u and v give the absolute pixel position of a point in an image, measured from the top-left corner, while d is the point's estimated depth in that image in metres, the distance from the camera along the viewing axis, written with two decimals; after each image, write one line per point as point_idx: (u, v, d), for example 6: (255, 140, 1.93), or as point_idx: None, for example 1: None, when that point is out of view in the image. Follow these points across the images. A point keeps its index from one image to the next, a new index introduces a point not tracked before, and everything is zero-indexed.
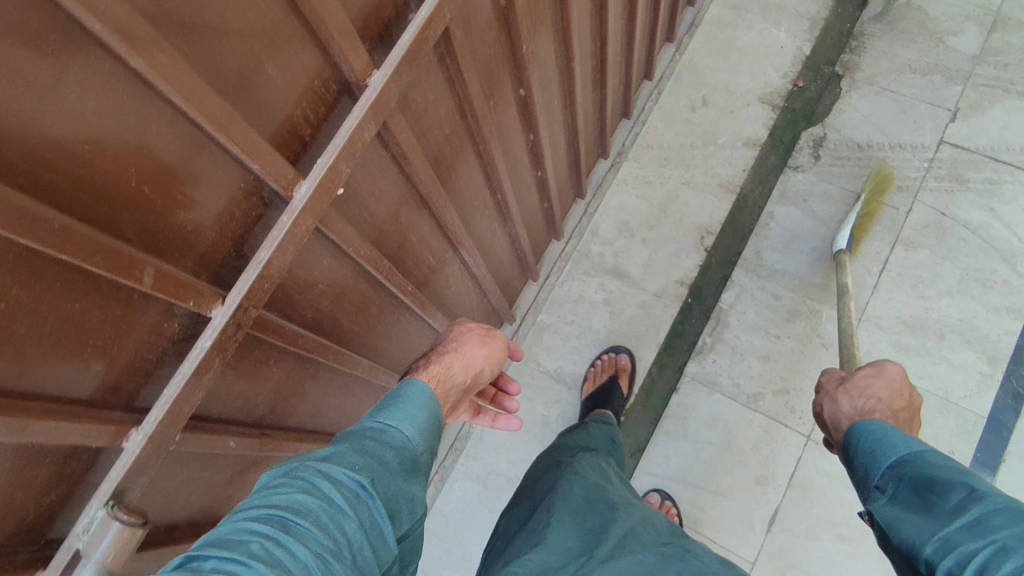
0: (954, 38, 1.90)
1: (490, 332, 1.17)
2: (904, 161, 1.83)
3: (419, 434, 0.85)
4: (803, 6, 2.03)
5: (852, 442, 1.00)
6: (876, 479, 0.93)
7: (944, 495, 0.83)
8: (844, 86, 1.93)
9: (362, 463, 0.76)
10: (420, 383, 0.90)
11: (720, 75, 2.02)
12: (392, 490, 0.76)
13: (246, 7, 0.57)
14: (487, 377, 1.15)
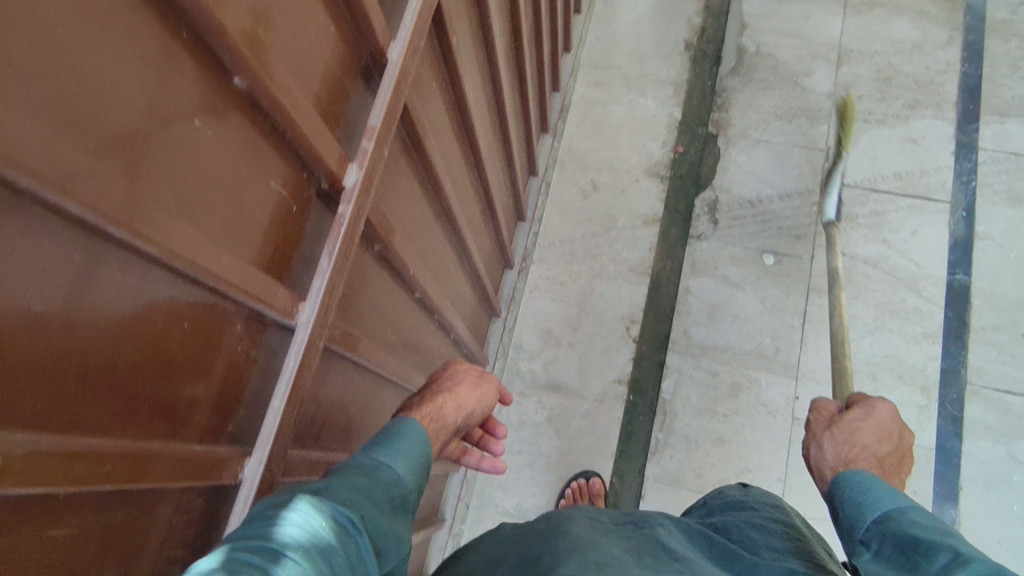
0: (807, 80, 1.97)
1: (484, 375, 1.13)
2: (795, 210, 1.86)
3: (410, 475, 0.81)
4: (662, 71, 2.04)
5: (841, 496, 0.94)
6: (862, 534, 0.86)
7: (928, 556, 0.74)
8: (722, 144, 1.95)
9: (353, 498, 0.70)
10: (412, 422, 0.87)
11: (602, 155, 1.99)
12: (379, 529, 0.70)
13: (57, 556, 0.50)
14: (476, 420, 1.10)
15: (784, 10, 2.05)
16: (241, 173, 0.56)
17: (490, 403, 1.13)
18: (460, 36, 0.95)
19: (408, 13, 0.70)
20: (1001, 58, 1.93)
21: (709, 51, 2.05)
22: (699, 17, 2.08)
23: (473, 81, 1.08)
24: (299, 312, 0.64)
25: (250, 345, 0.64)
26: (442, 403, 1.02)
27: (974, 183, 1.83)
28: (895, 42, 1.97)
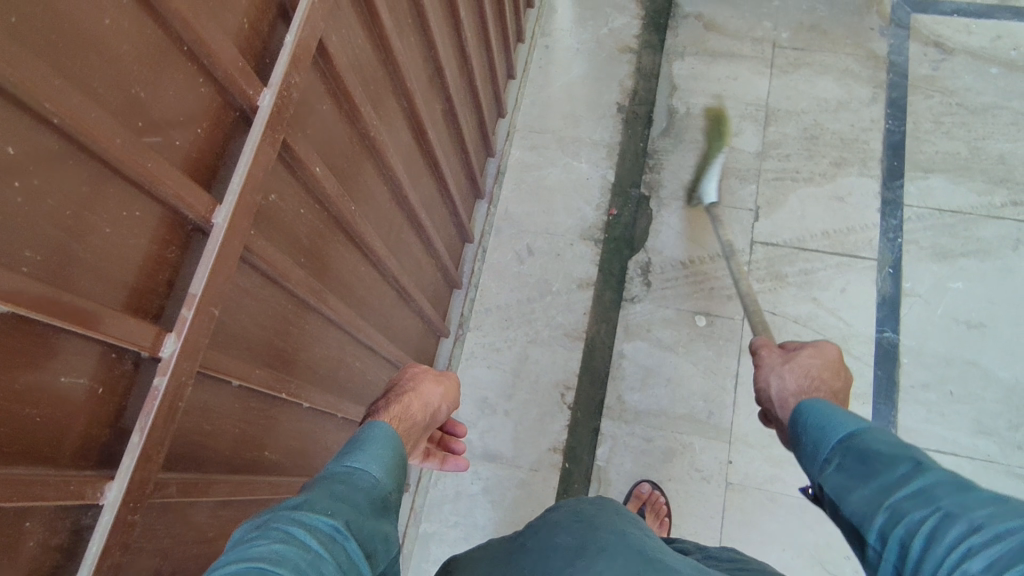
0: (735, 139, 2.01)
1: (445, 374, 1.27)
2: (726, 270, 1.88)
3: (385, 475, 0.96)
4: (595, 133, 2.08)
5: (797, 420, 0.98)
6: (824, 453, 0.92)
7: (892, 467, 0.84)
8: (654, 206, 1.97)
9: (335, 509, 0.85)
10: (382, 425, 1.02)
11: (537, 219, 2.00)
12: (365, 530, 0.86)
13: None
14: (443, 415, 1.24)
15: (712, 71, 2.10)
16: (13, 386, 0.54)
17: (453, 396, 1.28)
18: (326, 161, 0.97)
19: (235, 175, 0.71)
20: (924, 113, 1.97)
21: (641, 112, 2.09)
22: (630, 80, 2.13)
23: (357, 192, 1.10)
24: (104, 494, 0.63)
25: (49, 534, 0.60)
26: (408, 402, 1.16)
27: (900, 240, 1.85)
28: (821, 100, 2.02)
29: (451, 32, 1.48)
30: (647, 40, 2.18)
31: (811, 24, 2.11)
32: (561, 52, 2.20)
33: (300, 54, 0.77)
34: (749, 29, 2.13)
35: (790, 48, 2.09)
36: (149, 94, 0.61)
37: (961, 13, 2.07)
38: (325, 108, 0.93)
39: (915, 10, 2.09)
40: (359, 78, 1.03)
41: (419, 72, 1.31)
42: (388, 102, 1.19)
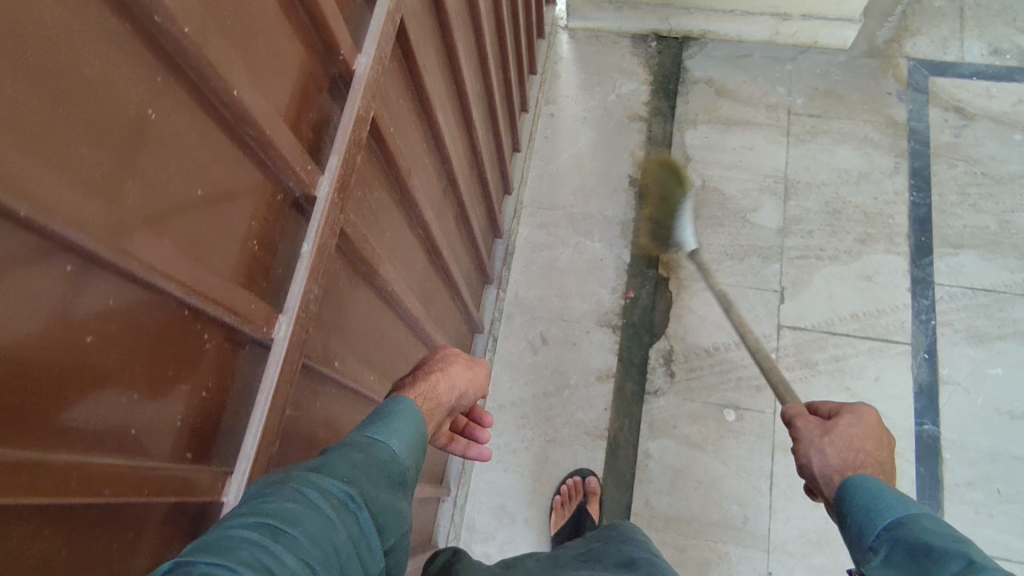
0: (755, 215, 1.91)
1: (474, 360, 1.11)
2: (754, 357, 1.78)
3: (407, 449, 0.77)
4: (607, 209, 1.97)
5: (845, 494, 0.95)
6: (870, 539, 0.88)
7: (944, 566, 0.78)
8: (673, 288, 1.87)
9: (352, 475, 0.68)
10: (409, 400, 0.84)
11: (550, 305, 1.88)
12: (381, 505, 0.69)
13: None
14: (468, 402, 1.08)
15: (727, 140, 2.00)
16: None
17: (481, 384, 1.13)
18: (341, 337, 0.83)
19: (248, 436, 0.63)
20: (949, 183, 1.89)
21: (655, 186, 1.98)
22: (641, 150, 2.03)
23: (374, 350, 0.97)
24: None
25: None
26: (434, 381, 1.00)
27: (933, 321, 1.77)
28: (841, 171, 1.93)
29: (462, 134, 1.36)
30: (656, 107, 2.07)
31: (826, 88, 2.03)
32: (566, 121, 2.09)
33: (317, 261, 0.66)
34: (762, 94, 2.04)
35: (805, 115, 2.00)
36: (147, 365, 0.53)
37: (980, 75, 2.00)
38: (342, 283, 0.80)
39: (933, 72, 2.01)
40: (376, 228, 0.90)
41: (433, 189, 1.18)
42: (405, 234, 1.06)
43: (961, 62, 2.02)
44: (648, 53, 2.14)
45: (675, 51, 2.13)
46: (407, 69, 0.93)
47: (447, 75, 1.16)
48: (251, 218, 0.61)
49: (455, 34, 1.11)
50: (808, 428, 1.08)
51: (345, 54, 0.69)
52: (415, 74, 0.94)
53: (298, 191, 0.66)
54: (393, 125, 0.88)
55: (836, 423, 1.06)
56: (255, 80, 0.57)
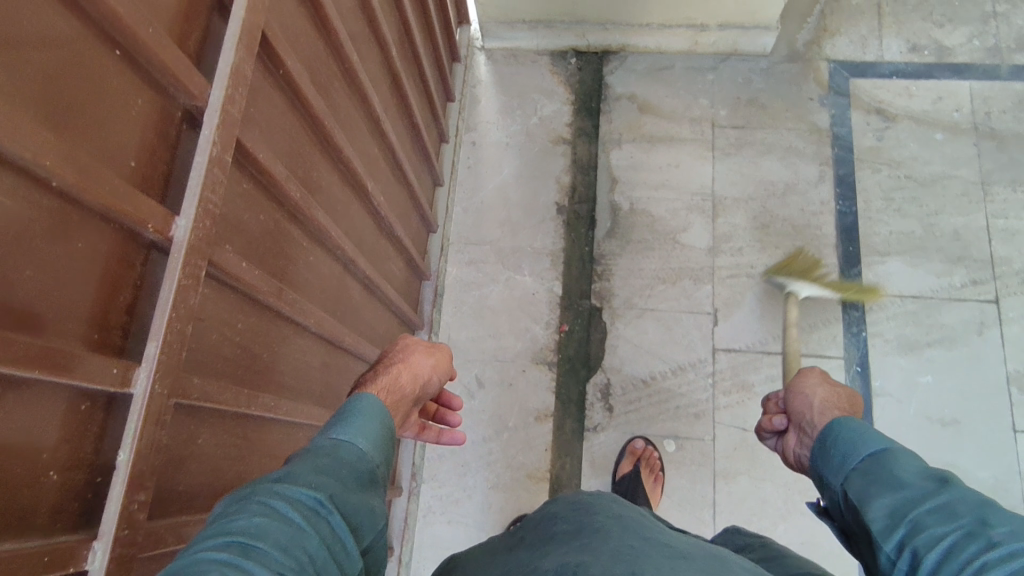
0: (685, 236, 1.89)
1: (435, 346, 1.25)
2: (690, 384, 1.76)
3: (371, 449, 0.89)
4: (535, 240, 1.92)
5: (831, 434, 0.98)
6: (852, 464, 0.92)
7: (918, 483, 0.83)
8: (607, 318, 1.84)
9: (319, 480, 0.78)
10: (368, 398, 0.94)
11: (484, 345, 1.85)
12: (350, 505, 0.79)
13: None
14: (435, 385, 1.23)
15: (652, 159, 1.96)
16: None
17: (446, 367, 1.28)
18: (211, 490, 0.79)
19: None
20: (874, 190, 1.88)
21: (583, 212, 1.94)
22: (567, 175, 1.98)
23: (263, 478, 0.92)
24: None
25: None
26: (397, 374, 1.13)
27: (864, 332, 1.77)
28: (767, 184, 1.91)
29: (364, 203, 1.28)
30: (580, 127, 2.02)
31: (748, 97, 1.99)
32: (489, 148, 2.03)
33: (140, 468, 0.59)
34: (685, 108, 2.00)
35: (729, 127, 1.97)
36: None
37: (900, 74, 1.98)
38: (202, 439, 0.75)
39: (854, 74, 1.99)
40: (244, 361, 0.84)
41: (326, 278, 1.12)
42: (292, 342, 0.99)
43: (881, 61, 2.00)
44: (568, 70, 2.07)
45: (596, 67, 2.06)
46: (263, 184, 0.85)
47: (330, 160, 1.09)
48: (40, 453, 0.55)
49: (330, 118, 1.02)
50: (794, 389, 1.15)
51: (154, 225, 0.61)
52: (273, 187, 0.87)
53: (106, 392, 0.59)
54: (245, 254, 0.81)
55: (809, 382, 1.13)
56: (13, 309, 0.50)
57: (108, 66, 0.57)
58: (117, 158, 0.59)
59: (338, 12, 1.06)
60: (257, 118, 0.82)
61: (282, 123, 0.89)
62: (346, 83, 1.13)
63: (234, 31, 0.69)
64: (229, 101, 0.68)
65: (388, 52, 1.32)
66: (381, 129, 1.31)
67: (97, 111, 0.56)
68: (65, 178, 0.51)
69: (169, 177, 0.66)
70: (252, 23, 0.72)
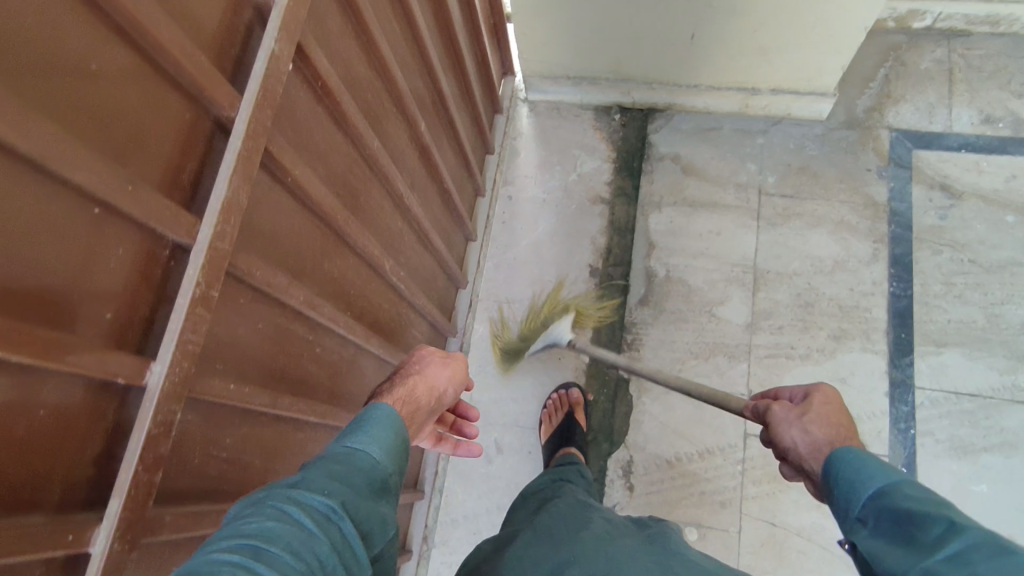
0: (722, 308, 1.80)
1: (451, 354, 1.21)
2: (718, 469, 1.67)
3: (390, 458, 0.84)
4: (566, 303, 1.87)
5: (829, 469, 0.86)
6: (855, 511, 0.81)
7: (925, 528, 0.74)
8: (634, 391, 1.77)
9: (332, 487, 0.74)
10: (385, 407, 0.89)
11: (505, 409, 1.82)
12: (363, 514, 0.75)
13: None
14: (449, 397, 1.17)
15: (693, 225, 1.89)
16: None
17: (460, 377, 1.22)
18: None
19: None
20: (932, 273, 1.75)
21: (616, 275, 1.87)
22: (603, 236, 1.92)
23: None
24: None
25: None
26: (413, 386, 1.09)
27: (913, 430, 1.64)
28: (814, 259, 1.81)
29: (382, 282, 1.27)
30: (619, 187, 1.96)
31: (800, 165, 1.90)
32: (525, 203, 1.99)
33: None
34: (731, 173, 1.92)
35: (777, 195, 1.88)
36: None
37: (969, 147, 1.84)
38: (176, 566, 0.75)
39: (917, 145, 1.86)
40: (233, 474, 0.83)
41: (336, 365, 1.11)
42: (292, 440, 0.98)
43: (949, 132, 1.87)
44: (611, 126, 2.02)
45: (640, 124, 2.01)
46: (261, 294, 0.84)
47: (344, 248, 1.07)
48: None
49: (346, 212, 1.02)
50: (783, 410, 0.98)
51: (125, 376, 0.60)
52: (276, 296, 0.86)
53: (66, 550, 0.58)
54: (236, 372, 0.81)
55: (811, 402, 0.96)
56: None
57: (84, 226, 0.57)
58: (93, 313, 0.59)
59: (360, 103, 1.05)
60: (257, 231, 0.81)
61: (288, 230, 0.89)
62: (366, 170, 1.11)
63: (228, 164, 0.68)
64: (218, 237, 0.67)
65: (417, 127, 1.31)
66: (404, 205, 1.29)
67: (70, 271, 0.56)
68: (24, 359, 0.51)
69: (152, 316, 0.65)
70: (252, 150, 0.70)
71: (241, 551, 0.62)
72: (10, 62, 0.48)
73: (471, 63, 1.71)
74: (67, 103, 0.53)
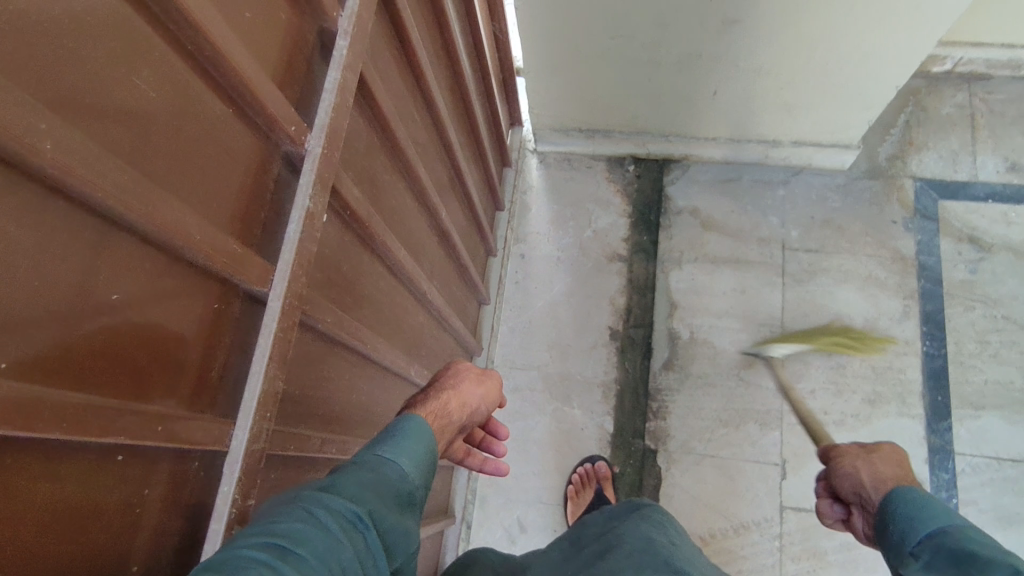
0: (750, 372, 1.73)
1: (486, 373, 1.16)
2: (755, 545, 1.60)
3: (421, 471, 0.78)
4: (587, 368, 1.79)
5: (886, 505, 0.92)
6: (912, 546, 0.84)
7: (987, 572, 0.73)
8: (662, 462, 1.69)
9: (362, 493, 0.67)
10: (416, 419, 0.81)
11: (527, 484, 1.74)
12: (388, 526, 0.68)
13: None
14: (481, 414, 1.14)
15: (715, 283, 1.81)
16: None
17: (495, 395, 1.19)
18: None
19: None
20: (966, 330, 1.69)
21: (638, 337, 1.80)
22: (622, 296, 1.84)
23: None
24: None
25: None
26: (446, 401, 1.05)
27: (955, 500, 1.58)
28: (844, 318, 1.74)
29: (405, 386, 1.17)
30: (637, 242, 1.88)
31: (823, 218, 1.83)
32: (539, 262, 1.91)
33: None
34: (752, 226, 1.85)
35: (801, 250, 1.81)
36: None
37: (996, 197, 1.79)
38: None
39: (942, 195, 1.81)
40: None
41: None
42: None
43: (974, 181, 1.82)
44: (626, 178, 1.95)
45: (655, 175, 1.93)
46: (293, 459, 0.74)
47: (370, 368, 0.98)
48: None
49: (373, 336, 0.92)
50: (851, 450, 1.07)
51: None
52: (306, 458, 0.76)
53: None
54: None
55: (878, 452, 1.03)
56: None
57: (102, 476, 0.48)
58: (119, 565, 0.50)
59: (383, 213, 0.95)
60: (288, 395, 0.71)
61: (317, 377, 0.79)
62: (391, 279, 1.02)
63: (264, 351, 0.59)
64: (255, 439, 0.58)
65: (437, 215, 1.22)
66: (425, 300, 1.20)
67: (93, 530, 0.48)
68: None
69: (182, 539, 0.57)
70: (288, 327, 0.62)
71: (272, 547, 0.54)
72: (31, 328, 0.40)
73: (483, 124, 1.62)
74: (96, 343, 0.45)
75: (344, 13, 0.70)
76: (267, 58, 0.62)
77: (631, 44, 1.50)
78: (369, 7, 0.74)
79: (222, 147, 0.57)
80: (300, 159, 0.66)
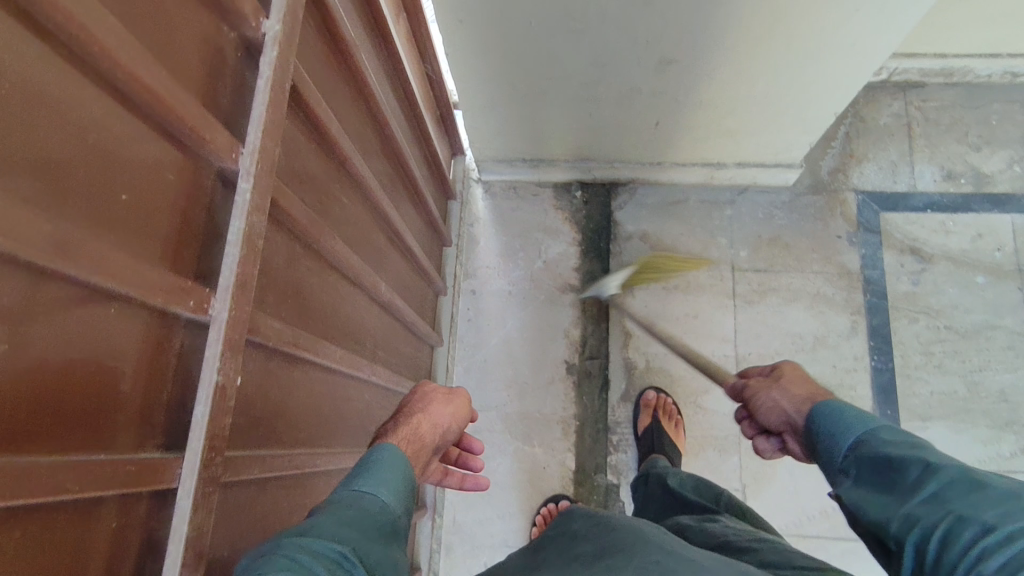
0: (706, 398, 1.74)
1: (453, 392, 1.11)
2: None
3: (396, 500, 0.80)
4: (545, 406, 1.77)
5: (811, 422, 0.94)
6: (838, 462, 0.87)
7: (904, 471, 0.79)
8: (625, 496, 1.69)
9: (344, 535, 0.70)
10: (387, 445, 0.85)
11: (492, 527, 1.72)
12: (373, 560, 0.71)
13: None
14: (456, 433, 1.09)
15: (668, 309, 1.80)
16: None
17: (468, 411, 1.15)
18: None
19: None
20: (911, 343, 1.73)
21: (595, 369, 1.78)
22: (577, 328, 1.81)
23: None
24: None
25: None
26: (416, 424, 1.00)
27: None
28: (794, 338, 1.76)
29: None
30: (588, 270, 1.85)
31: (771, 236, 1.84)
32: (490, 298, 1.87)
33: None
34: (701, 248, 1.84)
35: (750, 270, 1.82)
36: None
37: (934, 207, 1.82)
38: None
39: (883, 207, 1.83)
40: None
41: None
42: None
43: (913, 191, 1.84)
44: (573, 205, 1.91)
45: (603, 201, 1.90)
46: None
47: (312, 481, 0.93)
48: None
49: (310, 456, 0.87)
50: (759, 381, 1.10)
51: None
52: None
53: None
54: None
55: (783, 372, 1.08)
56: None
57: None
58: None
59: (314, 321, 0.89)
60: (215, 564, 0.66)
61: (248, 526, 0.74)
62: (328, 381, 0.96)
63: (174, 559, 0.54)
64: None
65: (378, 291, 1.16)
66: (370, 381, 1.14)
67: None
68: None
69: None
70: (202, 521, 0.57)
71: None
72: None
73: (421, 167, 1.56)
74: None
75: (245, 150, 0.63)
76: (151, 231, 0.56)
77: (568, 83, 1.45)
78: (276, 134, 0.67)
79: (105, 352, 0.52)
80: (205, 323, 0.60)
